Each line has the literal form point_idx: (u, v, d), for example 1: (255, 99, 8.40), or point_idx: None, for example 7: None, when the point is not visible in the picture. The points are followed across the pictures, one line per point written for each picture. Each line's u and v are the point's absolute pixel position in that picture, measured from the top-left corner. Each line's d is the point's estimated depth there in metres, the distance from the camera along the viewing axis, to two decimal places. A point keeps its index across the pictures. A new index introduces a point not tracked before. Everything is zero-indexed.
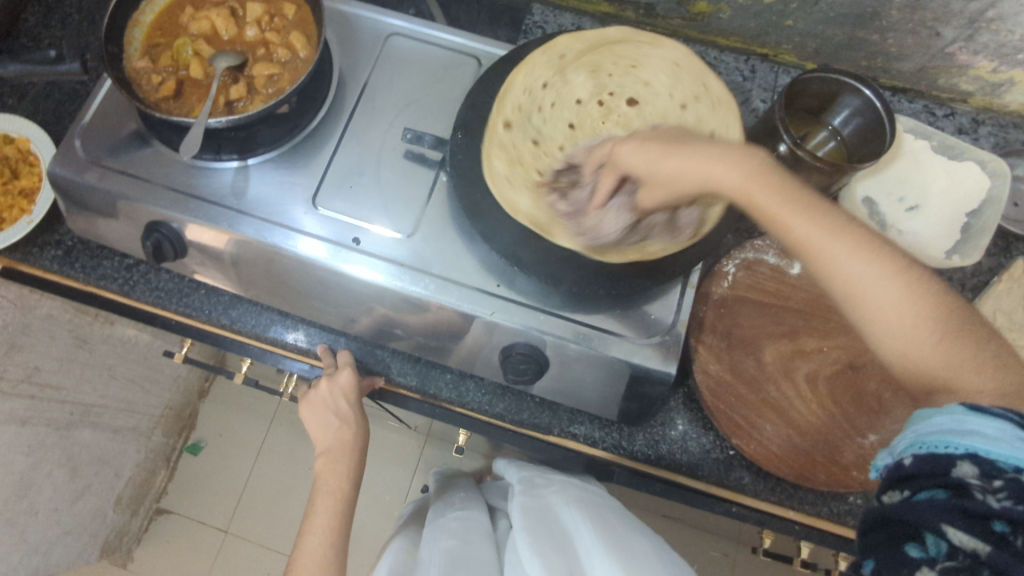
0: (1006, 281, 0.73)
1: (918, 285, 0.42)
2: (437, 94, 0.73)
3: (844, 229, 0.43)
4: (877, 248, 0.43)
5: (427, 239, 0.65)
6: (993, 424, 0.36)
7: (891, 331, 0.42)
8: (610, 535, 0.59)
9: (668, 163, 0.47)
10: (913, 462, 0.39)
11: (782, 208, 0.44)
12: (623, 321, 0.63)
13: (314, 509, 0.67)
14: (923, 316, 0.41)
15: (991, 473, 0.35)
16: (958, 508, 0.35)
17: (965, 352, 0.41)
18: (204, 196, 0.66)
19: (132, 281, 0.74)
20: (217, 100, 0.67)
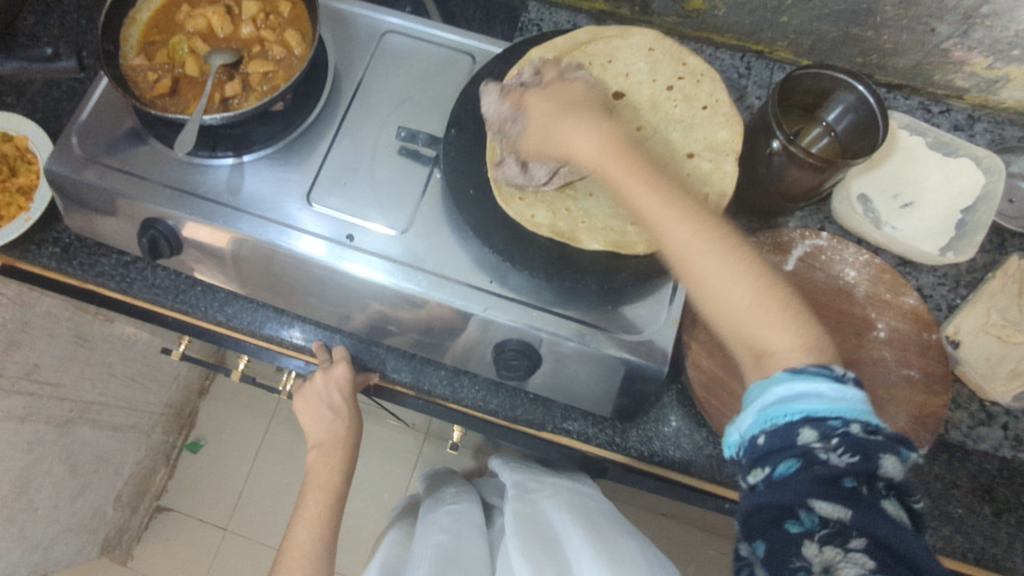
0: (1000, 276, 0.72)
1: (734, 252, 0.50)
2: (432, 91, 0.73)
3: (679, 204, 0.52)
4: (703, 220, 0.51)
5: (421, 236, 0.66)
6: (815, 385, 0.42)
7: (718, 294, 0.49)
8: (599, 538, 0.60)
9: (557, 122, 0.59)
10: (765, 439, 0.42)
11: (636, 183, 0.53)
12: (616, 318, 0.63)
13: (305, 503, 0.67)
14: (739, 279, 0.49)
15: (829, 434, 0.40)
16: (817, 477, 0.40)
17: (774, 309, 0.48)
18: (199, 193, 0.66)
19: (129, 278, 0.75)
20: (212, 98, 0.67)
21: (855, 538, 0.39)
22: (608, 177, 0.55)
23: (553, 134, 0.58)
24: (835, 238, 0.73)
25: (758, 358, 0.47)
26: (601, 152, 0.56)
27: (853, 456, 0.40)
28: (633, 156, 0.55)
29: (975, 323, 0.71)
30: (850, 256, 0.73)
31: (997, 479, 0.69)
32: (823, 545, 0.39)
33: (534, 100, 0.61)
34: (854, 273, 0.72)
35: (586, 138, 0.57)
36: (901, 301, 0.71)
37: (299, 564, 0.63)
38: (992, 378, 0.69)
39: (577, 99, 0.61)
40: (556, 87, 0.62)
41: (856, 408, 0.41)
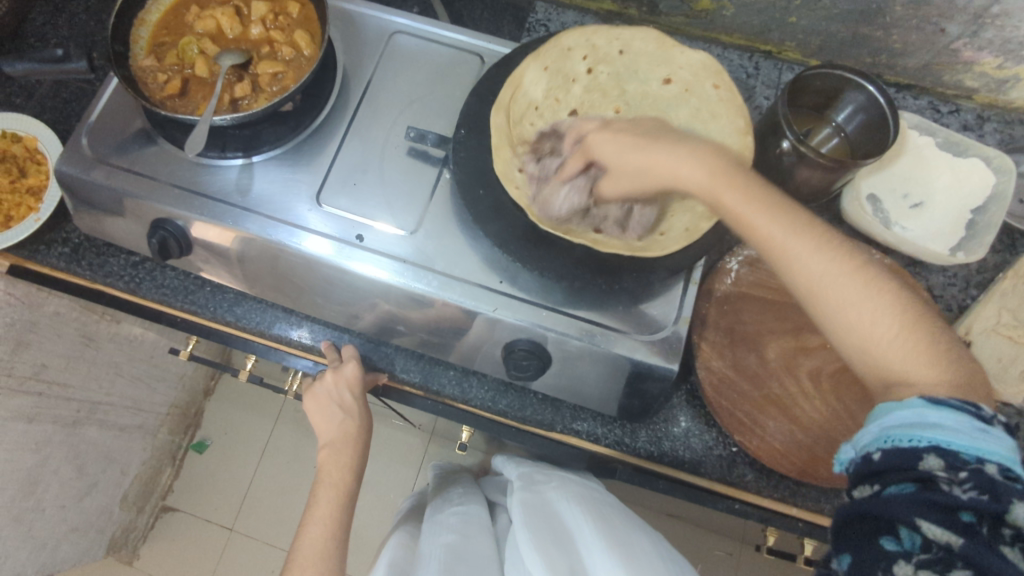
0: (1011, 277, 0.72)
1: (879, 283, 0.47)
2: (440, 92, 0.73)
3: (807, 229, 0.48)
4: (843, 250, 0.48)
5: (430, 236, 0.66)
6: (952, 417, 0.39)
7: (857, 325, 0.46)
8: (611, 532, 0.59)
9: (642, 156, 0.53)
10: (881, 456, 0.41)
11: (759, 216, 0.49)
12: (626, 317, 0.63)
13: (316, 500, 0.67)
14: (884, 310, 0.46)
15: (957, 465, 0.38)
16: (928, 500, 0.38)
17: (920, 343, 0.44)
18: (208, 194, 0.66)
19: (138, 278, 0.75)
20: (222, 99, 0.67)
21: (960, 571, 0.36)
22: (728, 207, 0.50)
23: (651, 169, 0.53)
24: None
25: (891, 386, 0.45)
26: (712, 181, 0.50)
27: (980, 493, 0.37)
28: (750, 190, 0.49)
29: (986, 324, 0.71)
30: None
31: None
32: (920, 568, 0.37)
33: (598, 136, 0.57)
34: None
35: (692, 171, 0.51)
36: None
37: (310, 562, 0.62)
38: (1003, 379, 0.69)
39: (637, 130, 0.56)
40: (613, 124, 0.58)
41: (1000, 452, 0.38)
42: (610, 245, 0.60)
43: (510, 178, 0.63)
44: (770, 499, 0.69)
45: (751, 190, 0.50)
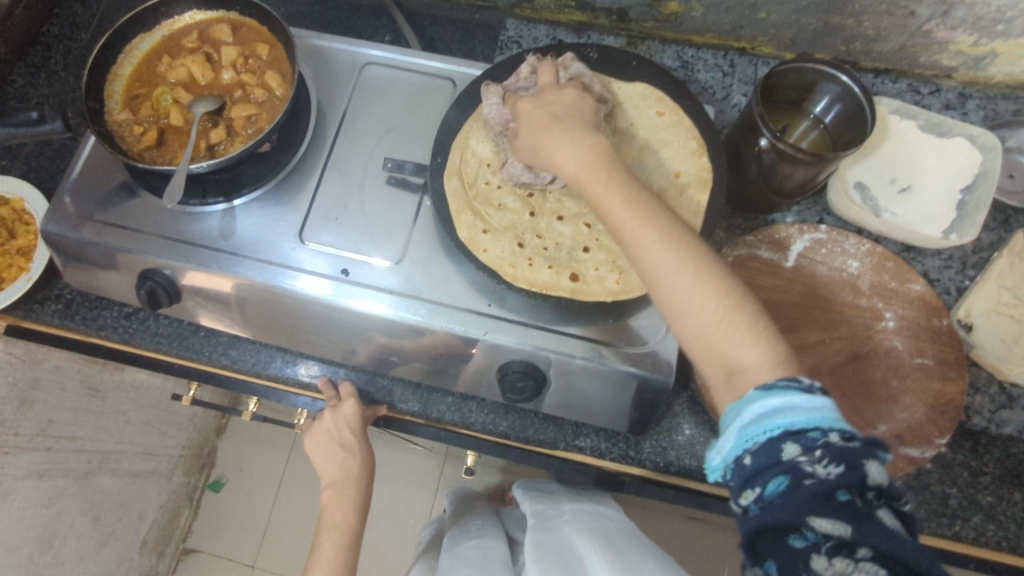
0: (1007, 254, 0.71)
1: (705, 270, 0.48)
2: (415, 120, 0.73)
3: (647, 215, 0.50)
4: (679, 238, 0.49)
5: (416, 265, 0.65)
6: (788, 395, 0.41)
7: (685, 314, 0.47)
8: (620, 564, 0.58)
9: (545, 131, 0.57)
10: (750, 458, 0.40)
11: (614, 201, 0.51)
12: (616, 330, 0.62)
13: (321, 544, 0.67)
14: (706, 296, 0.47)
15: (813, 447, 0.38)
16: (807, 492, 0.38)
17: (742, 327, 0.46)
18: (192, 241, 0.67)
19: (132, 329, 0.75)
20: (198, 145, 0.68)
21: (863, 549, 0.37)
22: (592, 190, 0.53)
23: (540, 147, 0.57)
24: (834, 230, 0.72)
25: (728, 376, 0.46)
26: (579, 170, 0.54)
27: (839, 464, 0.38)
28: (616, 176, 0.53)
29: (985, 305, 0.70)
30: (851, 247, 0.72)
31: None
32: (833, 558, 0.37)
33: (523, 106, 0.60)
34: (856, 264, 0.71)
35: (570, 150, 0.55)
36: (906, 289, 0.69)
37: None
38: (1007, 360, 0.68)
39: (565, 106, 0.59)
40: (548, 94, 0.61)
41: (830, 413, 0.40)
42: (591, 292, 0.62)
43: (477, 243, 0.63)
44: None
45: (614, 175, 0.53)
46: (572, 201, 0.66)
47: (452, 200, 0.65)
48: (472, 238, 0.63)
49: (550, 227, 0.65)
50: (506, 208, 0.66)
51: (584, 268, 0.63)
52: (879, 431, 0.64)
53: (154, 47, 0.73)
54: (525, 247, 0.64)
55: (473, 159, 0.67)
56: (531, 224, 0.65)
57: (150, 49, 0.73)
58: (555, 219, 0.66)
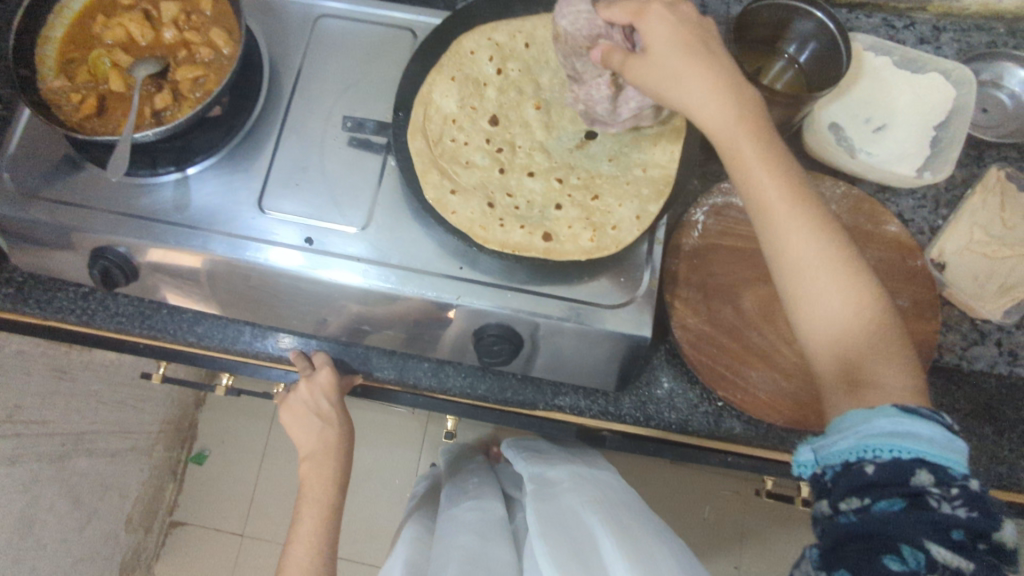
0: (980, 191, 0.71)
1: (860, 277, 0.48)
2: (374, 76, 0.69)
3: (802, 202, 0.50)
4: (833, 234, 0.49)
5: (383, 230, 0.63)
6: (932, 429, 0.41)
7: (825, 315, 0.48)
8: (630, 543, 0.56)
9: (681, 63, 0.52)
10: (872, 468, 0.41)
11: (771, 174, 0.50)
12: (591, 287, 0.61)
13: (300, 519, 0.67)
14: (857, 304, 0.48)
15: (947, 481, 0.39)
16: (925, 518, 0.39)
17: (884, 344, 0.47)
18: (144, 215, 0.63)
19: (90, 309, 0.71)
20: (143, 111, 0.63)
21: None
22: (739, 155, 0.51)
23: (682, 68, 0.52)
24: (810, 173, 0.71)
25: (850, 387, 0.47)
26: (732, 126, 0.51)
27: (968, 507, 0.39)
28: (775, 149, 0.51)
29: (959, 243, 0.70)
30: (827, 189, 0.71)
31: (995, 397, 0.68)
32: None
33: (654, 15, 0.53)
34: (833, 207, 0.70)
35: (714, 103, 0.51)
36: (881, 231, 0.69)
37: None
38: (980, 297, 0.68)
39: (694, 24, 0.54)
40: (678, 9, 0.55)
41: (965, 462, 0.41)
42: (564, 252, 0.59)
43: (445, 205, 0.60)
44: (760, 448, 0.69)
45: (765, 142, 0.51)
46: (542, 157, 0.64)
47: (417, 158, 0.61)
48: (439, 199, 0.60)
49: (522, 185, 0.63)
50: (474, 165, 0.63)
51: (557, 227, 0.60)
52: None
53: (87, 4, 0.67)
54: (495, 206, 0.61)
55: (437, 114, 0.64)
56: (501, 182, 0.63)
57: (82, 7, 0.67)
58: (525, 176, 0.63)
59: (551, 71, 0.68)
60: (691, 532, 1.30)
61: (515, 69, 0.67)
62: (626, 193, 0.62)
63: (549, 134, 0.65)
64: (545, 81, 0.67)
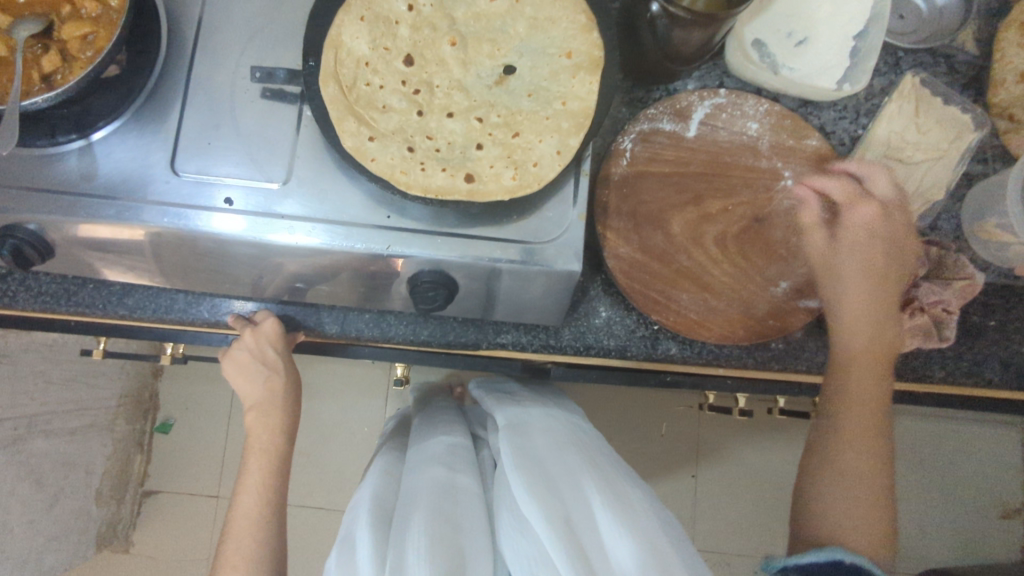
0: (896, 99, 0.72)
1: (879, 396, 0.61)
2: (282, 21, 0.65)
3: (864, 364, 0.62)
4: (869, 377, 0.62)
5: (305, 184, 0.61)
6: None
7: (835, 421, 0.61)
8: (608, 487, 0.59)
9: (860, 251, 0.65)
10: None
11: (858, 304, 0.63)
12: (522, 226, 0.61)
13: (248, 469, 0.68)
14: (861, 407, 0.61)
15: None
16: None
17: (865, 489, 0.58)
18: (50, 188, 0.60)
19: (10, 291, 0.68)
20: (31, 77, 0.59)
21: None
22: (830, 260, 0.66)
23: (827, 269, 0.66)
24: (733, 92, 0.71)
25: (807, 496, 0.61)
26: (864, 267, 0.64)
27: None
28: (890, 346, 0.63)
29: (877, 151, 0.71)
30: (750, 108, 0.71)
31: None
32: None
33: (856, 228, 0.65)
34: (756, 126, 0.71)
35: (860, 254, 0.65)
36: (802, 146, 0.70)
37: (247, 529, 0.65)
38: None
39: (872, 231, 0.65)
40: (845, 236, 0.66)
41: None
42: (487, 192, 0.59)
43: (363, 152, 0.58)
44: (696, 365, 0.72)
45: (874, 305, 0.63)
46: (461, 95, 0.63)
47: (331, 105, 0.59)
48: (358, 147, 0.58)
49: (443, 128, 0.62)
50: (391, 109, 0.61)
51: (479, 166, 0.60)
52: (780, 287, 0.67)
53: None
54: (416, 151, 0.60)
55: (349, 58, 0.60)
56: (420, 125, 0.61)
57: None
58: (445, 116, 0.62)
59: (465, 3, 0.64)
60: (651, 448, 1.37)
61: (427, 4, 0.64)
62: (546, 127, 0.61)
63: (467, 71, 0.63)
64: (459, 16, 0.64)
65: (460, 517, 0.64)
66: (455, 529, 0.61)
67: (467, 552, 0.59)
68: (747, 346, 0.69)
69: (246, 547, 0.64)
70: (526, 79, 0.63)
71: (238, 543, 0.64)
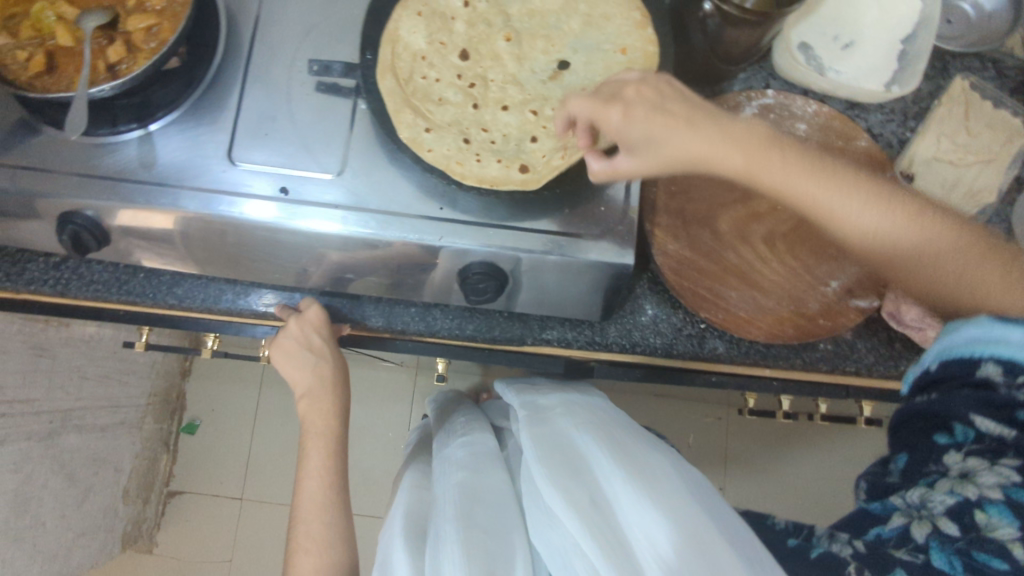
0: (946, 102, 0.72)
1: (880, 195, 0.58)
2: (338, 17, 0.66)
3: (856, 189, 0.57)
4: (868, 196, 0.57)
5: (359, 174, 0.62)
6: (1017, 331, 0.44)
7: (890, 251, 0.58)
8: (622, 453, 0.57)
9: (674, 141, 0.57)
10: (942, 367, 0.49)
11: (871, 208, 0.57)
12: (574, 219, 0.61)
13: (308, 455, 0.70)
14: (889, 219, 0.57)
15: (1013, 371, 0.43)
16: (987, 399, 0.44)
17: (956, 252, 0.56)
18: (110, 175, 0.61)
19: (64, 279, 0.69)
20: (97, 67, 0.60)
21: (1009, 457, 0.42)
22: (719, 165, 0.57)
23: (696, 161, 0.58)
24: (781, 93, 0.71)
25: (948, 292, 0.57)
26: (728, 160, 0.57)
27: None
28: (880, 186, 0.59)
29: (928, 153, 0.71)
30: (798, 109, 0.71)
31: None
32: (970, 454, 0.44)
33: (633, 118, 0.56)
34: (804, 126, 0.70)
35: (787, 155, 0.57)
36: (851, 146, 0.70)
37: (315, 512, 0.66)
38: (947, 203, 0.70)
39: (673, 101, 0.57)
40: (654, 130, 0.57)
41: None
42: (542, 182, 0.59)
43: (420, 143, 0.59)
44: (742, 366, 0.71)
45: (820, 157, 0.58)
46: (515, 89, 0.63)
47: (388, 98, 0.59)
48: (415, 139, 0.59)
49: (498, 120, 0.62)
50: (447, 102, 0.62)
51: (534, 158, 0.60)
52: (831, 286, 0.67)
53: None
54: (471, 144, 0.61)
55: (406, 52, 0.61)
56: (476, 117, 0.62)
57: None
58: (499, 109, 0.63)
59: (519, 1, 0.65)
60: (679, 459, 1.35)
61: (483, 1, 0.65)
62: None
63: (521, 67, 0.64)
64: (513, 12, 0.65)
65: (489, 518, 0.63)
66: (481, 529, 0.61)
67: (503, 555, 0.59)
68: (795, 345, 0.69)
69: (317, 530, 0.65)
70: (579, 75, 0.64)
71: (308, 527, 0.65)
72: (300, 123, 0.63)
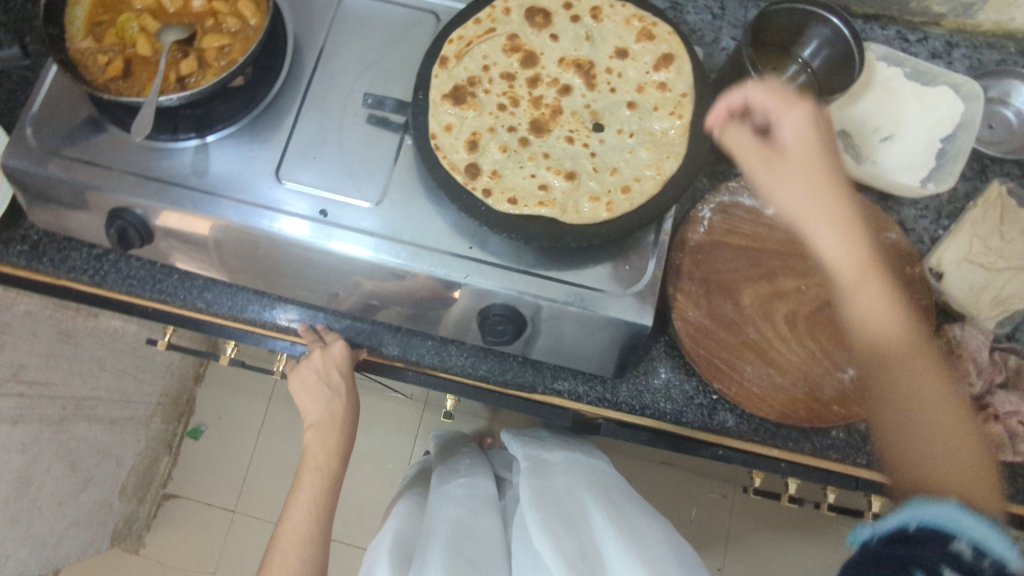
0: (981, 205, 0.73)
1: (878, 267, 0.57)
2: (398, 56, 0.70)
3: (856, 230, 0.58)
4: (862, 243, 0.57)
5: (397, 206, 0.64)
6: (977, 521, 0.43)
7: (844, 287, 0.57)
8: (622, 517, 0.57)
9: None
10: (914, 527, 0.44)
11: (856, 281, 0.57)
12: (595, 276, 0.62)
13: (300, 485, 0.70)
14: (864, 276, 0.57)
15: (980, 554, 0.41)
16: (955, 560, 0.41)
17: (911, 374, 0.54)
18: (164, 178, 0.64)
19: (103, 271, 0.72)
20: (168, 77, 0.64)
21: None
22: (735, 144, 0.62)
23: None
24: None
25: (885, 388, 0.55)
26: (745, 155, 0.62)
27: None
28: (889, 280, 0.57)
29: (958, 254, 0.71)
30: None
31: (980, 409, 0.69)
32: None
33: None
34: None
35: (801, 189, 0.59)
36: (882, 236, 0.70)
37: (294, 544, 0.66)
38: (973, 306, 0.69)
39: None
40: None
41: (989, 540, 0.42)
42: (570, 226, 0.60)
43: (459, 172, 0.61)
44: (749, 442, 0.71)
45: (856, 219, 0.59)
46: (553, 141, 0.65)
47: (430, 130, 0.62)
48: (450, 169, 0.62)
49: (556, 146, 0.64)
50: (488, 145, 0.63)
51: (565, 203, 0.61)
52: (847, 373, 0.66)
53: None
54: (508, 153, 0.63)
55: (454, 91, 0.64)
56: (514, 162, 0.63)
57: None
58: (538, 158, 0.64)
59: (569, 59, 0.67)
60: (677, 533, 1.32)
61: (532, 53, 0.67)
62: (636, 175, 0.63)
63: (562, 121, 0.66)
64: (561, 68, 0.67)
65: (477, 559, 0.62)
66: (470, 566, 0.60)
67: None
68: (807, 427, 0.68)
69: (291, 563, 0.65)
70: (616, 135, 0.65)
71: (283, 558, 0.65)
72: (346, 150, 0.66)
